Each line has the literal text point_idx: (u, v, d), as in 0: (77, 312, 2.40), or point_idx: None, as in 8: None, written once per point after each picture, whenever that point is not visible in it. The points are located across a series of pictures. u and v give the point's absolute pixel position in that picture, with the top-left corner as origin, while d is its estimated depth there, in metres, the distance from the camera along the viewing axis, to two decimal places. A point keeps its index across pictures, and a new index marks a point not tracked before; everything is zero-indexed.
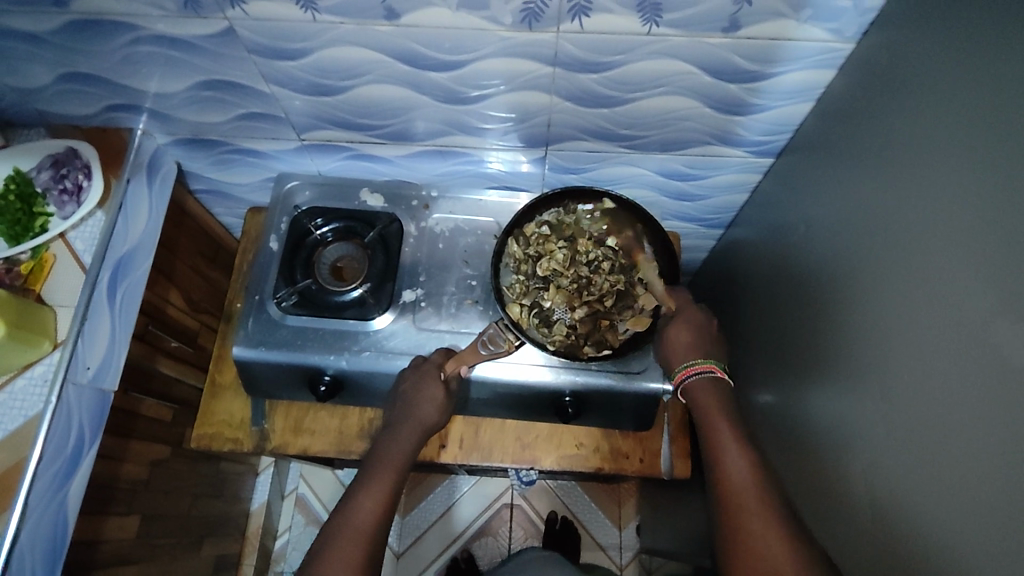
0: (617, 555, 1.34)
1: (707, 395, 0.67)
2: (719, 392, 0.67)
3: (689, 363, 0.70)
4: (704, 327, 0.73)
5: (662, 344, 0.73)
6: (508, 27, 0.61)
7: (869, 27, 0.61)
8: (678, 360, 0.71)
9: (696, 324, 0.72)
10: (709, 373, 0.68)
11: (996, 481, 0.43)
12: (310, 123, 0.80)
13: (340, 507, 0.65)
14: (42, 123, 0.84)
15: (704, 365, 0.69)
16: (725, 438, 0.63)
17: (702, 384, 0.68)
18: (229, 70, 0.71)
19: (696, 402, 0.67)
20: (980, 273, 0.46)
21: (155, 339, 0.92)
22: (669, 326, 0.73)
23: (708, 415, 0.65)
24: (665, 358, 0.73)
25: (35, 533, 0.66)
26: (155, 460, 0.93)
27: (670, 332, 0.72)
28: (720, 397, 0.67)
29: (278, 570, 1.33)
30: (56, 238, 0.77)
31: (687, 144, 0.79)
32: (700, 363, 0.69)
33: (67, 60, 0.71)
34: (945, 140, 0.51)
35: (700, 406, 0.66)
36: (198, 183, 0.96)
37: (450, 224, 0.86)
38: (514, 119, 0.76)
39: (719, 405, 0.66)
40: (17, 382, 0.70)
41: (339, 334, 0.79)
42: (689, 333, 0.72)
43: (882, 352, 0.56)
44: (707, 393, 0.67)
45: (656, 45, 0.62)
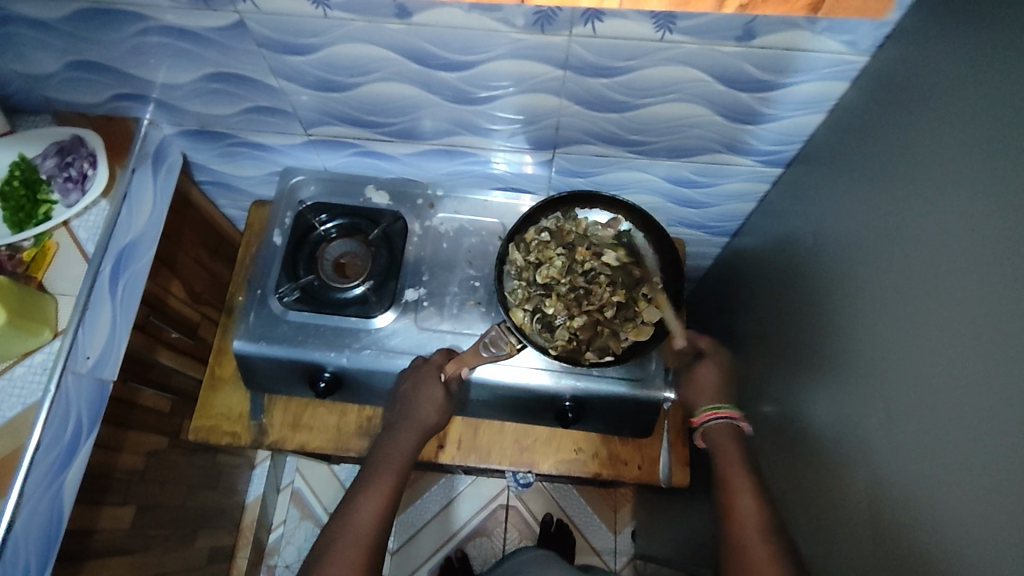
0: (612, 560, 1.34)
1: (726, 435, 0.70)
2: (736, 435, 0.70)
3: (711, 407, 0.72)
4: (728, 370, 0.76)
5: (685, 378, 0.76)
6: (520, 29, 0.60)
7: (884, 40, 0.60)
8: (699, 398, 0.74)
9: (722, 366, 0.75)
10: (731, 419, 0.71)
11: (996, 499, 0.43)
12: (318, 118, 0.80)
13: (341, 509, 0.65)
14: (49, 109, 0.83)
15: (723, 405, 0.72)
16: (735, 470, 0.66)
17: (723, 426, 0.71)
18: (238, 63, 0.71)
19: (715, 442, 0.70)
20: (987, 289, 0.46)
21: (156, 330, 0.92)
22: (696, 365, 0.75)
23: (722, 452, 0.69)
24: (686, 397, 0.75)
25: (31, 523, 0.66)
26: (152, 451, 0.93)
27: (696, 370, 0.75)
28: (738, 438, 0.70)
29: (271, 563, 1.33)
30: (58, 226, 0.76)
31: (695, 151, 0.79)
32: (727, 408, 0.71)
33: (76, 48, 0.71)
34: (956, 154, 0.50)
35: (719, 444, 0.70)
36: (203, 174, 0.96)
37: (455, 224, 0.86)
38: (523, 121, 0.75)
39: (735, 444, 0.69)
40: (17, 369, 0.70)
41: (340, 331, 0.79)
42: (714, 374, 0.74)
43: (886, 366, 0.55)
44: (725, 433, 0.70)
45: (668, 52, 0.62)
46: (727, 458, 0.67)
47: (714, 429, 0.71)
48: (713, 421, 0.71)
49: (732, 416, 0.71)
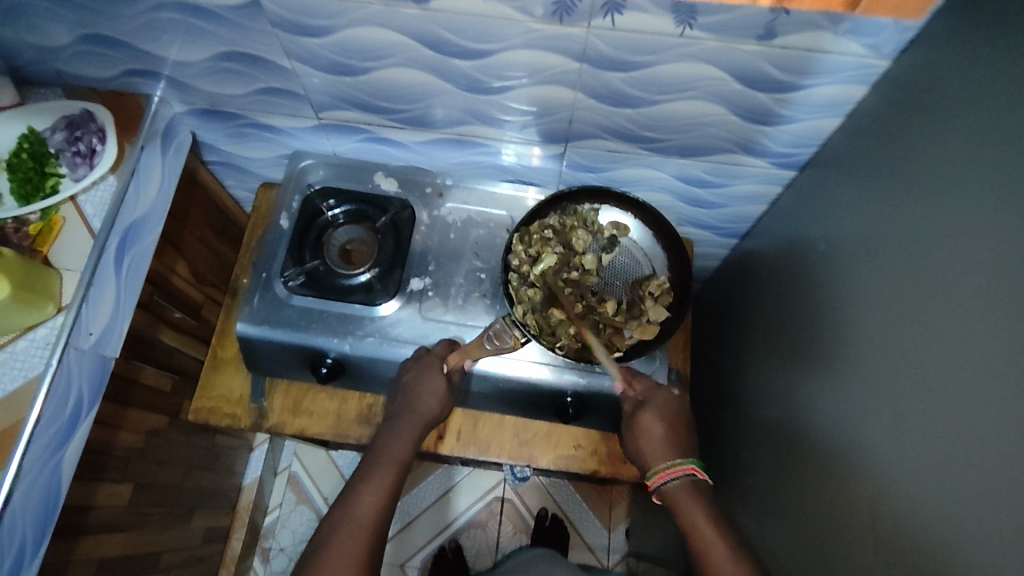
0: (605, 557, 1.34)
1: (685, 495, 0.66)
2: (698, 491, 0.66)
3: (665, 464, 0.69)
4: (674, 410, 0.72)
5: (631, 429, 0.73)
6: (538, 18, 0.59)
7: (907, 45, 0.59)
8: (651, 451, 0.71)
9: (667, 409, 0.72)
10: (689, 474, 0.68)
11: (997, 509, 0.42)
12: (330, 102, 0.79)
13: (342, 498, 0.65)
14: (60, 83, 0.83)
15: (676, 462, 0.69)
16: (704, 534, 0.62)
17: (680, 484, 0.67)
18: (250, 43, 0.70)
19: (673, 501, 0.66)
20: (997, 298, 0.45)
21: (159, 308, 0.92)
22: (639, 415, 0.72)
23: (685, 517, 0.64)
24: (639, 447, 0.72)
25: (28, 497, 0.66)
26: (151, 430, 0.93)
27: (641, 421, 0.71)
28: (699, 494, 0.66)
29: (266, 546, 1.34)
30: (66, 201, 0.76)
31: (709, 150, 0.78)
32: (682, 463, 0.68)
33: (88, 21, 0.70)
34: (971, 161, 0.50)
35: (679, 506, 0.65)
36: (212, 154, 0.96)
37: (463, 215, 0.85)
38: (536, 113, 0.75)
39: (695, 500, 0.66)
40: (19, 343, 0.70)
41: (344, 317, 0.78)
42: (661, 422, 0.71)
43: (892, 374, 0.55)
44: (685, 492, 0.66)
45: (688, 48, 0.61)
46: (695, 523, 0.63)
47: (671, 488, 0.67)
48: (669, 480, 0.68)
49: (690, 471, 0.68)
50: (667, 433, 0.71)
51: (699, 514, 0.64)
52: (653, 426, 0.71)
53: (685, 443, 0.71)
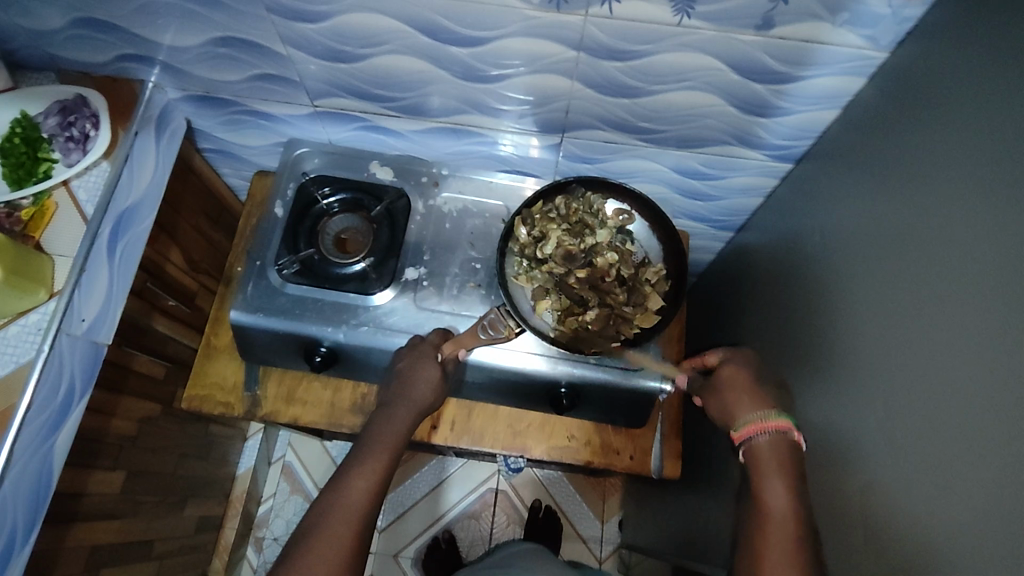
0: (598, 548, 1.35)
1: (773, 455, 0.59)
2: (787, 455, 0.59)
3: (753, 417, 0.61)
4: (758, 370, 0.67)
5: (712, 386, 0.67)
6: (535, 6, 0.59)
7: (905, 37, 0.59)
8: (739, 403, 0.63)
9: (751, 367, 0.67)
10: (780, 431, 0.60)
11: (994, 502, 0.42)
12: (325, 90, 0.79)
13: (333, 485, 0.65)
14: (54, 68, 0.82)
15: (774, 414, 0.60)
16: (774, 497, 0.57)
17: (771, 443, 0.59)
18: (246, 28, 0.69)
19: (758, 462, 0.59)
20: (992, 290, 0.45)
21: (153, 296, 0.92)
22: (721, 368, 0.67)
23: (764, 478, 0.58)
24: (721, 405, 0.65)
25: (20, 483, 0.66)
26: (145, 418, 0.93)
27: (726, 373, 0.66)
28: (789, 458, 0.59)
29: (259, 535, 1.34)
30: (58, 186, 0.76)
31: (706, 142, 0.78)
32: (774, 419, 0.60)
33: (83, 5, 0.70)
34: (968, 156, 0.50)
35: (759, 464, 0.59)
36: (206, 141, 0.95)
37: (459, 205, 0.85)
38: (533, 102, 0.74)
39: (783, 464, 0.58)
40: (11, 328, 0.69)
41: (338, 306, 0.78)
42: (746, 378, 0.65)
43: (888, 368, 0.55)
44: (774, 450, 0.59)
45: (686, 37, 0.61)
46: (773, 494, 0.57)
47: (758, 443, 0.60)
48: (757, 435, 0.60)
49: (783, 428, 0.60)
50: (754, 389, 0.64)
51: (779, 485, 0.57)
52: (739, 376, 0.65)
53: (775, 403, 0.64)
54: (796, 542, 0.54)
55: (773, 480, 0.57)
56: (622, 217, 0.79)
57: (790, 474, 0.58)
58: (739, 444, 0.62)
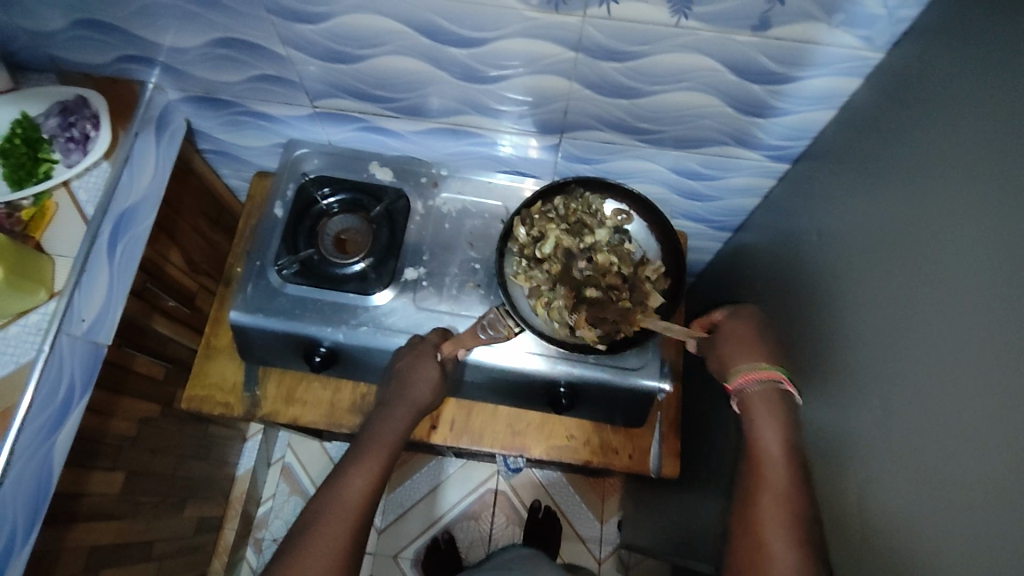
0: (597, 548, 1.35)
1: (765, 402, 0.62)
2: (779, 402, 0.62)
3: (748, 367, 0.63)
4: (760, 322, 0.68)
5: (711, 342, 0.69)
6: (534, 6, 0.60)
7: (900, 38, 0.60)
8: (736, 357, 0.65)
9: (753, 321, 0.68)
10: (774, 381, 0.62)
11: (992, 500, 0.43)
12: (325, 91, 0.79)
13: (332, 483, 0.65)
14: (54, 69, 0.82)
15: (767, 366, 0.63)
16: (764, 440, 0.60)
17: (763, 392, 0.62)
18: (245, 29, 0.70)
19: (751, 409, 0.62)
20: (989, 289, 0.46)
21: (153, 297, 0.92)
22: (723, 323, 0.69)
23: (757, 425, 0.61)
24: (719, 356, 0.67)
25: (20, 482, 0.66)
26: (144, 418, 0.93)
27: (727, 328, 0.68)
28: (782, 405, 0.61)
29: (259, 536, 1.34)
30: (59, 186, 0.76)
31: (703, 142, 0.78)
32: (766, 369, 0.63)
33: (84, 6, 0.70)
34: (964, 157, 0.50)
35: (754, 413, 0.61)
36: (206, 142, 0.95)
37: (458, 205, 0.85)
38: (531, 103, 0.75)
39: (777, 410, 0.61)
40: (11, 329, 0.69)
41: (337, 306, 0.78)
42: (749, 332, 0.67)
43: (886, 368, 0.55)
44: (766, 398, 0.62)
45: (683, 38, 0.61)
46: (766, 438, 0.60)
47: (752, 393, 0.62)
48: (752, 384, 0.63)
49: (774, 378, 0.62)
50: (752, 342, 0.66)
51: (772, 429, 0.60)
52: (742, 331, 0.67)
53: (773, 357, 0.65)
54: (788, 484, 0.57)
55: (766, 424, 0.60)
56: (620, 217, 0.79)
57: (782, 419, 0.61)
58: (735, 393, 0.64)
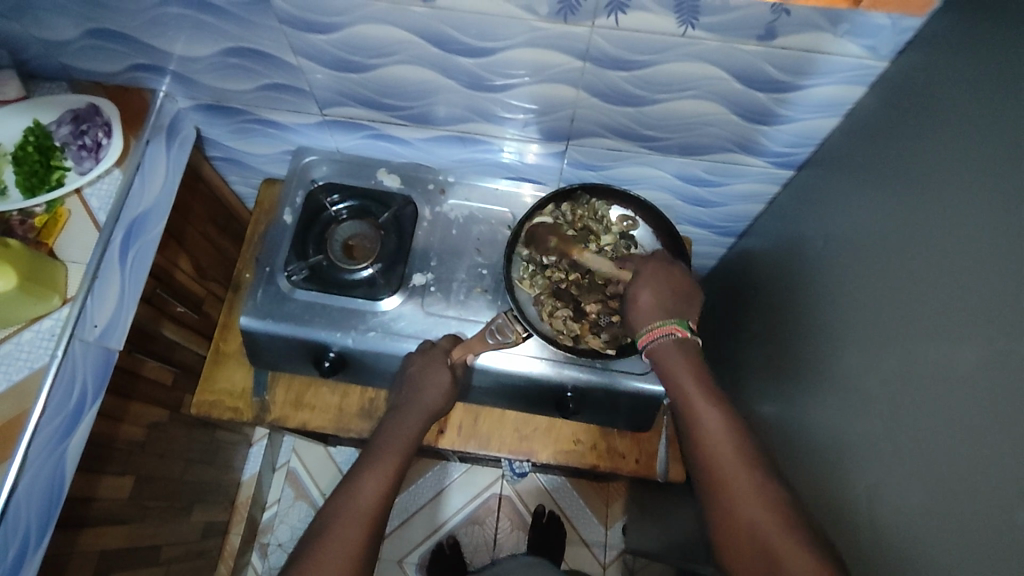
0: (602, 552, 1.35)
1: (670, 355, 0.66)
2: (682, 348, 0.66)
3: (649, 327, 0.68)
4: (667, 279, 0.70)
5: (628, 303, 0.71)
6: (543, 17, 0.60)
7: (905, 47, 0.61)
8: (642, 316, 0.69)
9: (659, 278, 0.70)
10: (673, 334, 0.67)
11: (994, 505, 0.43)
12: (334, 99, 0.80)
13: (344, 486, 0.66)
14: (65, 77, 0.83)
15: (663, 322, 0.67)
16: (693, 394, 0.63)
17: (664, 343, 0.67)
18: (256, 38, 0.71)
19: (660, 360, 0.67)
20: (992, 296, 0.46)
21: (162, 303, 0.93)
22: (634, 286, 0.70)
23: (672, 372, 0.65)
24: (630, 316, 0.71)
25: (34, 485, 0.66)
26: (153, 423, 0.93)
27: (633, 291, 0.70)
28: (688, 352, 0.66)
29: (264, 541, 1.34)
30: (71, 194, 0.77)
31: (708, 149, 0.79)
32: (660, 326, 0.67)
33: (97, 16, 0.71)
34: (967, 167, 0.51)
35: (664, 365, 0.66)
36: (215, 149, 0.96)
37: (465, 211, 0.86)
38: (537, 111, 0.75)
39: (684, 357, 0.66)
40: (24, 334, 0.70)
41: (347, 312, 0.79)
42: (654, 290, 0.69)
43: (892, 372, 0.55)
44: (669, 351, 0.66)
45: (690, 48, 0.62)
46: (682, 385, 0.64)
47: (657, 349, 0.67)
48: (654, 342, 0.67)
49: (673, 333, 0.67)
50: (661, 299, 0.69)
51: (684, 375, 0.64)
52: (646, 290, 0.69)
53: (680, 309, 0.69)
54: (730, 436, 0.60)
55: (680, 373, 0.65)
56: (626, 223, 0.81)
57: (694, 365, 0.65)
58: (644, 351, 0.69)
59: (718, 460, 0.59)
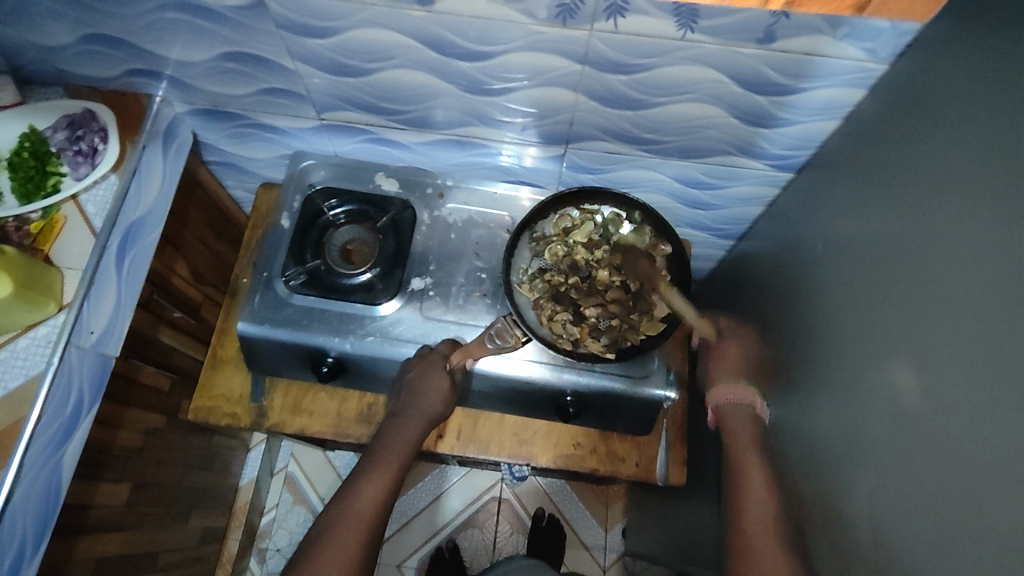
0: (601, 556, 1.35)
1: (737, 417, 0.75)
2: (749, 417, 0.75)
3: (728, 386, 0.76)
4: (752, 348, 0.79)
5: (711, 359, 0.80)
6: (542, 21, 0.60)
7: (905, 49, 0.60)
8: (719, 375, 0.78)
9: (746, 347, 0.79)
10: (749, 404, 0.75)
11: (993, 511, 0.43)
12: (331, 103, 0.79)
13: (342, 492, 0.65)
14: (61, 82, 0.83)
15: (744, 385, 0.76)
16: (745, 445, 0.73)
17: (736, 406, 0.75)
18: (253, 43, 0.70)
19: (725, 420, 0.76)
20: (994, 298, 0.46)
21: (159, 308, 0.92)
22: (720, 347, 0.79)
23: (734, 433, 0.74)
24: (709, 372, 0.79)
25: (29, 495, 0.66)
26: (149, 429, 0.93)
27: (721, 348, 0.79)
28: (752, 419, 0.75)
29: (262, 546, 1.34)
30: (67, 200, 0.76)
31: (707, 153, 0.79)
32: (742, 387, 0.75)
33: (92, 21, 0.71)
34: (966, 171, 0.51)
35: (728, 425, 0.75)
36: (212, 154, 0.96)
37: (464, 215, 0.86)
38: (536, 115, 0.75)
39: (748, 426, 0.74)
40: (20, 342, 0.69)
41: (345, 317, 0.79)
42: (737, 355, 0.78)
43: (891, 376, 0.55)
44: (738, 414, 0.75)
45: (689, 51, 0.62)
46: (738, 442, 0.73)
47: (728, 405, 0.76)
48: (727, 401, 0.76)
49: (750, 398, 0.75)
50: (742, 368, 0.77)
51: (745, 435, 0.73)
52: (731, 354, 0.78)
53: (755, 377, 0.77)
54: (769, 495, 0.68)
55: (741, 434, 0.74)
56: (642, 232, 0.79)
57: (753, 432, 0.74)
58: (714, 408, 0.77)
59: (753, 512, 0.67)
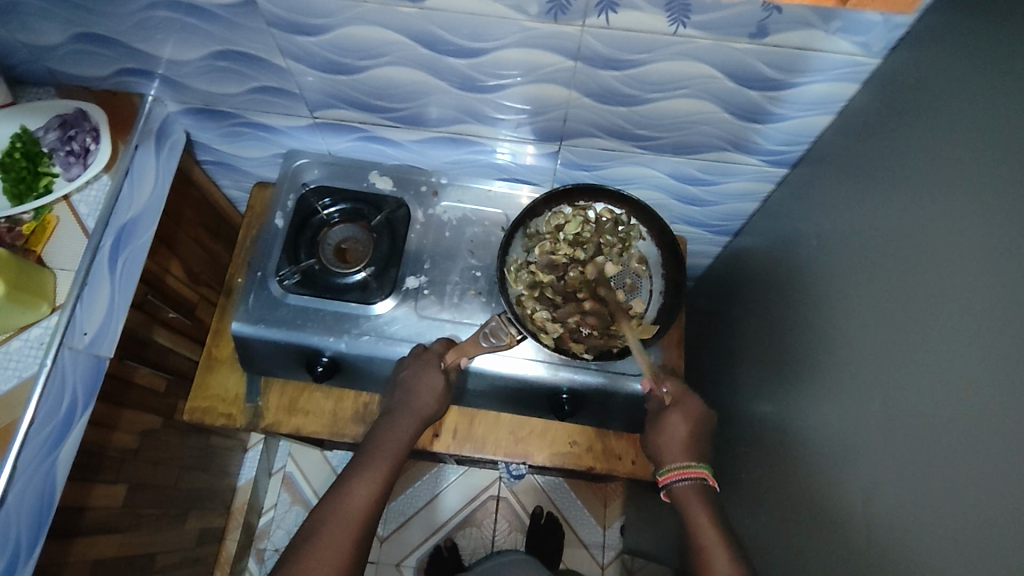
0: (600, 554, 1.35)
1: (692, 495, 0.68)
2: (704, 494, 0.68)
3: (674, 466, 0.71)
4: (700, 421, 0.74)
5: (655, 428, 0.74)
6: (533, 17, 0.60)
7: (898, 43, 0.60)
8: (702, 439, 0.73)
9: (694, 418, 0.74)
10: (699, 478, 0.69)
11: (990, 506, 0.43)
12: (325, 101, 0.79)
13: (335, 491, 0.65)
14: (53, 82, 0.82)
15: (692, 463, 0.70)
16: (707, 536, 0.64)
17: (688, 485, 0.69)
18: (244, 41, 0.70)
19: (680, 501, 0.68)
20: (992, 292, 0.45)
21: (153, 309, 0.92)
22: (665, 413, 0.74)
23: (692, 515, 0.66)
24: (656, 443, 0.74)
25: (22, 498, 0.65)
26: (145, 430, 0.93)
27: (667, 419, 0.73)
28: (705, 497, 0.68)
29: (261, 547, 1.33)
30: (59, 201, 0.76)
31: (702, 148, 0.79)
32: (693, 466, 0.70)
33: (84, 20, 0.70)
34: (960, 165, 0.50)
35: (685, 505, 0.67)
36: (205, 153, 0.95)
37: (458, 213, 0.86)
38: (530, 112, 0.75)
39: (702, 501, 0.67)
40: (13, 343, 0.69)
41: (340, 316, 0.79)
42: (683, 425, 0.73)
43: (889, 372, 0.55)
44: (691, 494, 0.68)
45: (681, 46, 0.62)
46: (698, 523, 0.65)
47: (680, 488, 0.69)
48: (677, 480, 0.70)
49: (700, 475, 0.69)
50: (687, 437, 0.72)
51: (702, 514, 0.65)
52: (674, 425, 0.73)
53: (701, 454, 0.73)
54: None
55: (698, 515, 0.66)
56: (638, 232, 0.80)
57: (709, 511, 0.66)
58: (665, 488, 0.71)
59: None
